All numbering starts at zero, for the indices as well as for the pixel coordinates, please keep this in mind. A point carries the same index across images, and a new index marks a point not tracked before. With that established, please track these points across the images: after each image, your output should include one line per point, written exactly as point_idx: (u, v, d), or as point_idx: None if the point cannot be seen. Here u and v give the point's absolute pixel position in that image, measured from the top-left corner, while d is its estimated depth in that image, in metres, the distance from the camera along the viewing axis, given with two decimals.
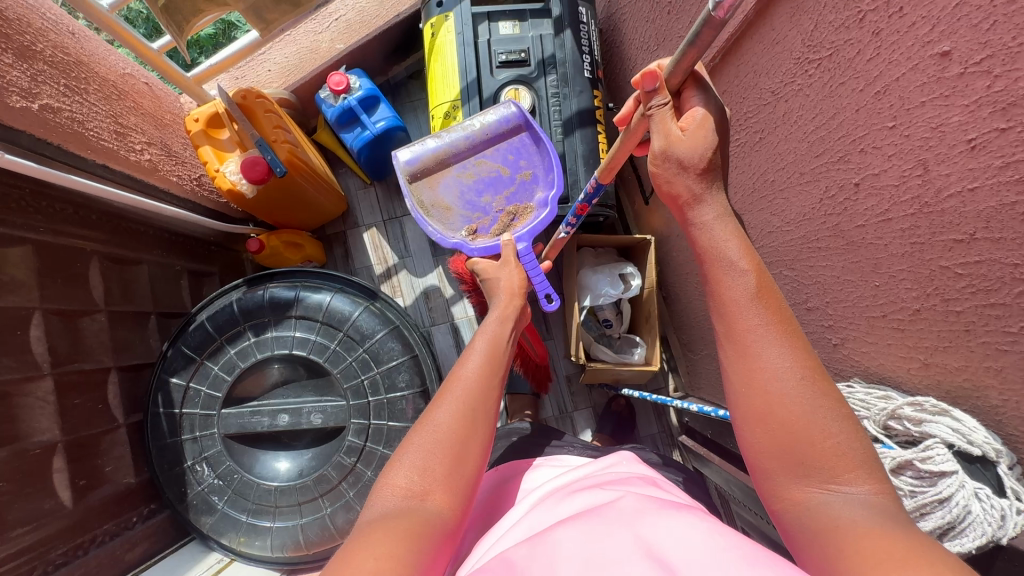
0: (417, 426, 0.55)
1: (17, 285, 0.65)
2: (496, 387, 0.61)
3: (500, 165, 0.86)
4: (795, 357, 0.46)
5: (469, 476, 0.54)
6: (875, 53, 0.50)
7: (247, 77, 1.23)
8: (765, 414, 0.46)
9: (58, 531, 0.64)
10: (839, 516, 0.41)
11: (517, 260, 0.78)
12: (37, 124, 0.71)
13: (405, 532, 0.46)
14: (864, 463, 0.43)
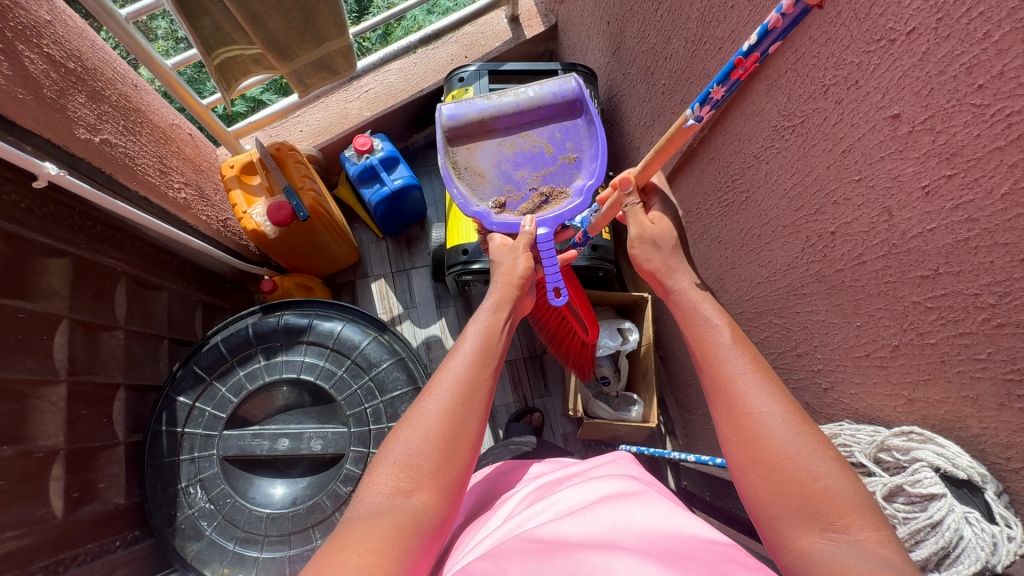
0: (405, 418, 0.58)
1: (53, 293, 0.69)
2: (485, 378, 0.63)
3: (545, 143, 0.92)
4: (780, 402, 0.51)
5: (456, 470, 0.56)
6: (839, 118, 0.59)
7: (281, 136, 1.34)
8: (763, 458, 0.48)
9: (44, 541, 0.64)
10: (838, 560, 0.41)
11: (528, 246, 0.82)
12: (96, 155, 0.79)
13: (390, 534, 0.48)
14: (860, 505, 0.44)
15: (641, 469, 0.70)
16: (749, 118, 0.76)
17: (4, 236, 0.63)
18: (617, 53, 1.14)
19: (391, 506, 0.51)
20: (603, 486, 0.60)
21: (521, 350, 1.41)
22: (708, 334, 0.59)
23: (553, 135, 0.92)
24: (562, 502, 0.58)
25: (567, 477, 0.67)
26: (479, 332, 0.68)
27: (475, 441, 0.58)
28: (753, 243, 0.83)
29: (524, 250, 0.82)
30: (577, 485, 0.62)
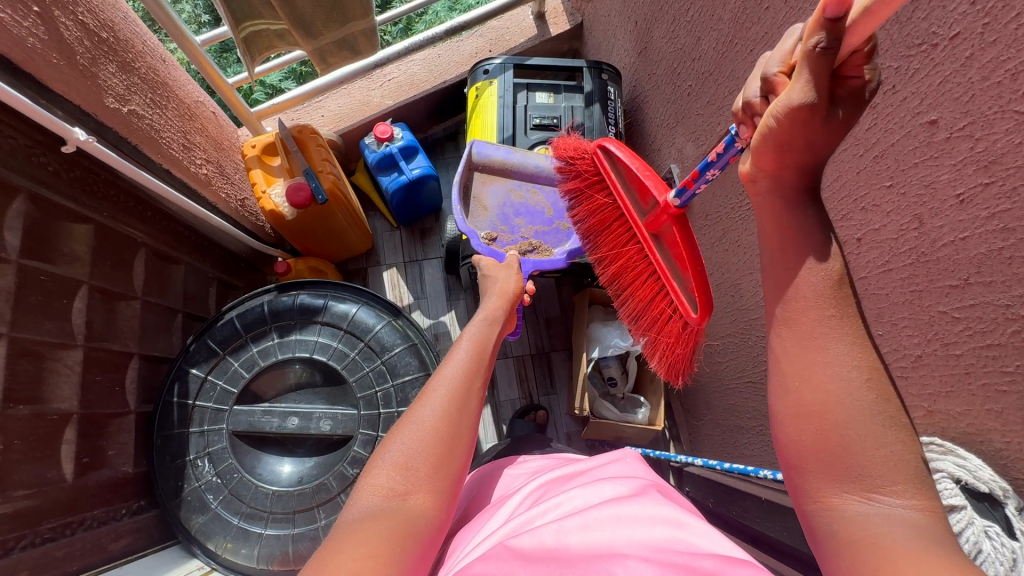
0: (401, 422, 0.59)
1: (74, 258, 0.70)
2: (477, 385, 0.64)
3: (549, 205, 1.00)
4: (859, 357, 0.44)
5: (451, 473, 0.57)
6: (873, 123, 0.58)
7: (303, 120, 1.35)
8: (814, 412, 0.44)
9: (53, 503, 0.64)
10: (872, 526, 0.40)
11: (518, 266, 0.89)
12: (123, 125, 0.79)
13: (391, 533, 0.48)
14: (913, 472, 0.41)
15: (639, 464, 0.70)
16: None
17: (30, 198, 0.63)
18: (643, 53, 1.14)
19: (388, 508, 0.51)
20: (601, 485, 0.60)
21: (529, 347, 1.41)
22: (788, 273, 0.47)
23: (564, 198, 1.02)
24: (558, 500, 0.58)
25: (564, 474, 0.68)
26: (472, 340, 0.70)
27: (469, 444, 0.60)
28: None
29: (516, 269, 0.88)
30: (575, 484, 0.63)
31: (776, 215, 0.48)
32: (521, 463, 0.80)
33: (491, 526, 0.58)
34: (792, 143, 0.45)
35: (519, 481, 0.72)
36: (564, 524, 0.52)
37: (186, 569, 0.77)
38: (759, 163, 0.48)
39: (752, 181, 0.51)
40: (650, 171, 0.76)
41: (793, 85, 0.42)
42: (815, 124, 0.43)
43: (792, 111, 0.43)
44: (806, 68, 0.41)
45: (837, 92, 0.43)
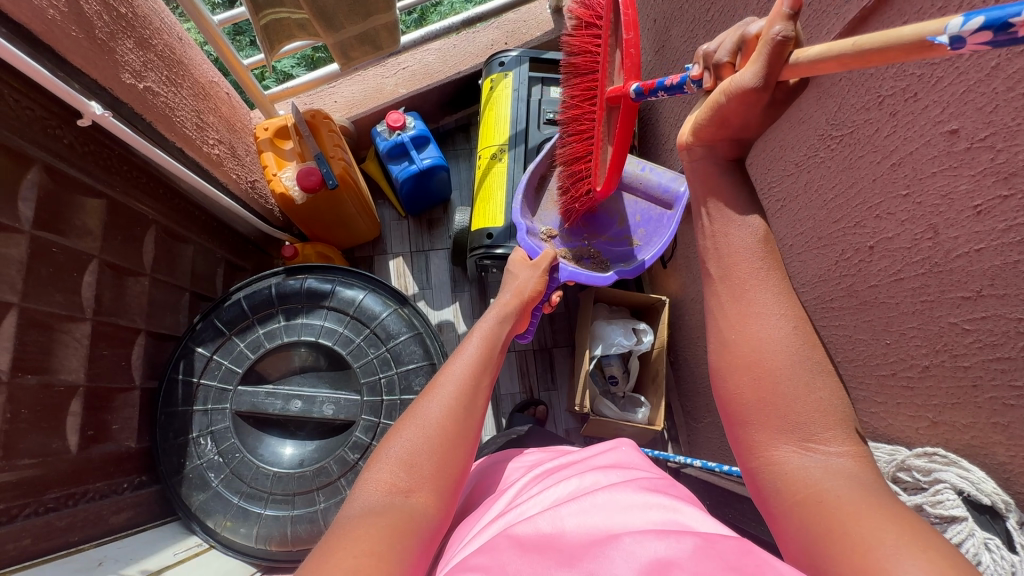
0: (406, 418, 0.60)
1: (85, 232, 0.70)
2: (484, 384, 0.67)
3: (622, 215, 1.10)
4: (785, 308, 0.47)
5: (454, 470, 0.57)
6: (892, 130, 0.58)
7: (316, 105, 1.35)
8: (750, 363, 0.46)
9: (57, 474, 0.65)
10: (811, 478, 0.42)
11: (542, 269, 0.92)
12: (138, 100, 0.79)
13: (392, 529, 0.48)
14: (843, 420, 0.44)
15: (633, 453, 0.71)
16: (793, 125, 0.75)
17: (44, 169, 0.63)
18: (661, 51, 1.13)
19: (389, 504, 0.51)
20: (596, 473, 0.61)
21: (531, 342, 1.41)
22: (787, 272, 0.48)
23: (635, 216, 1.10)
24: (554, 488, 0.59)
25: (560, 464, 0.69)
26: (482, 338, 0.74)
27: (474, 440, 0.61)
28: (783, 253, 0.82)
29: (540, 270, 0.92)
30: (570, 472, 0.64)
31: (707, 180, 0.53)
32: (521, 455, 0.80)
33: (489, 516, 0.59)
34: (733, 120, 0.50)
35: (516, 473, 0.72)
36: (566, 513, 0.52)
37: (185, 546, 0.78)
38: (697, 134, 0.54)
39: (688, 148, 0.56)
40: (628, 5, 0.67)
41: (748, 66, 0.46)
42: (757, 106, 0.48)
43: (744, 91, 0.47)
44: (765, 52, 0.45)
45: (775, 93, 0.48)
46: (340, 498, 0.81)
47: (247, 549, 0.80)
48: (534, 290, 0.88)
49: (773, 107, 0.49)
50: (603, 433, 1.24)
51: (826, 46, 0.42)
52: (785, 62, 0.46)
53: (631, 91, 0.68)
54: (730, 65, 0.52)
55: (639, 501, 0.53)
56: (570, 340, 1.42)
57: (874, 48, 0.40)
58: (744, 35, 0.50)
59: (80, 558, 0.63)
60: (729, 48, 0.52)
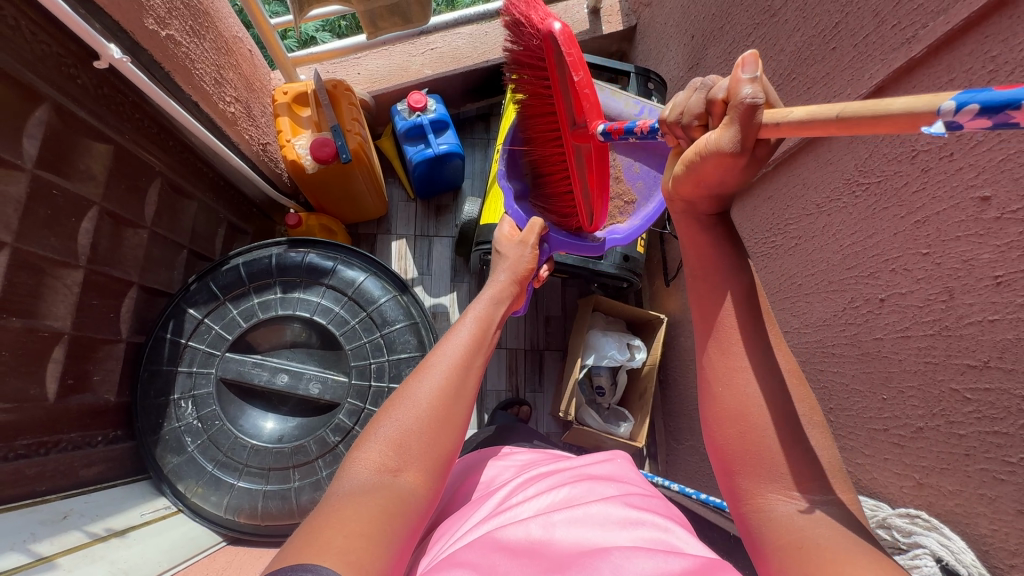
0: (398, 399, 0.59)
1: (89, 177, 0.68)
2: (478, 366, 0.67)
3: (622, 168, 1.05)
4: None
5: (443, 451, 0.57)
6: (921, 187, 0.57)
7: (338, 75, 1.32)
8: (752, 415, 0.48)
9: (31, 420, 0.63)
10: (796, 524, 0.43)
11: (534, 243, 0.90)
12: (158, 48, 0.76)
13: (384, 508, 0.48)
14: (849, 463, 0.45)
15: (627, 467, 0.71)
16: (820, 166, 0.74)
17: (54, 108, 0.62)
18: (694, 69, 1.12)
19: (378, 483, 0.50)
20: (592, 483, 0.61)
21: (524, 341, 1.40)
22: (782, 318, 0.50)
23: (634, 167, 1.05)
24: (547, 491, 0.59)
25: (552, 466, 0.68)
26: (475, 320, 0.74)
27: (464, 419, 0.61)
28: (790, 292, 0.82)
29: (531, 247, 0.90)
30: (564, 477, 0.63)
31: (688, 230, 0.55)
32: (508, 455, 0.79)
33: (478, 514, 0.59)
34: (710, 180, 0.49)
35: (505, 472, 0.72)
36: (563, 523, 0.51)
37: (153, 507, 0.77)
38: (679, 189, 0.53)
39: (672, 198, 0.56)
40: (573, 44, 0.67)
41: (722, 130, 0.45)
42: (733, 169, 0.47)
43: (720, 155, 0.46)
44: (735, 118, 0.44)
45: (756, 151, 0.46)
46: (315, 479, 0.80)
47: (215, 518, 0.80)
48: (527, 269, 0.88)
49: (752, 167, 0.48)
50: (584, 442, 1.23)
51: (805, 112, 0.40)
52: (757, 125, 0.44)
53: (598, 134, 0.70)
54: (700, 126, 0.50)
55: (632, 516, 0.53)
56: (563, 345, 1.41)
57: (853, 118, 0.37)
58: (711, 99, 0.47)
59: (45, 509, 0.62)
60: (698, 111, 0.49)
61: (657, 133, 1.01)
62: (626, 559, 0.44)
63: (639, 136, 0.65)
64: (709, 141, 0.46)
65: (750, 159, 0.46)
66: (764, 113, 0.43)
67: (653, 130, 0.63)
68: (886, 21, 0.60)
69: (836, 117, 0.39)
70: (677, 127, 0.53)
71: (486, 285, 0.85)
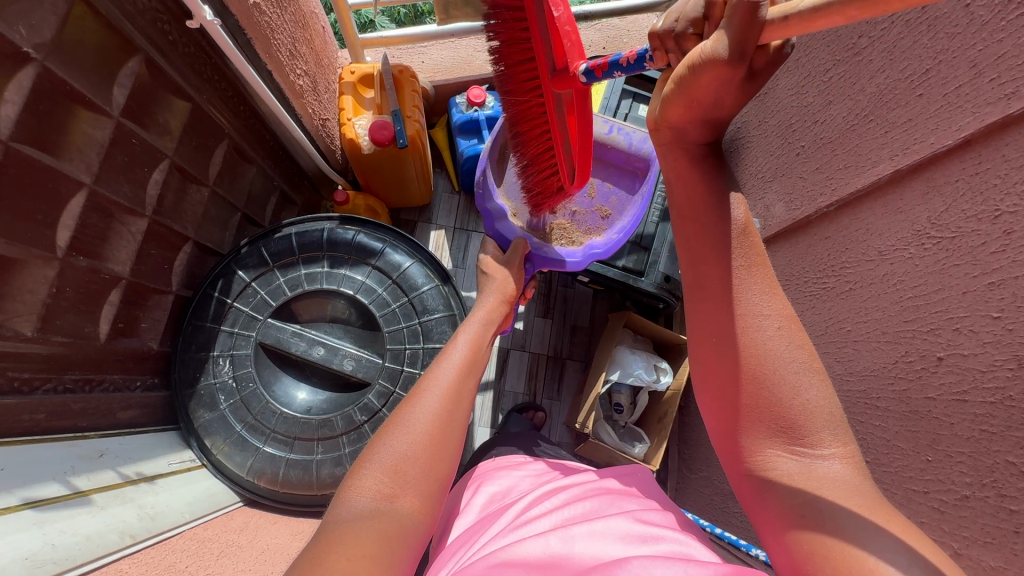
0: (392, 424, 0.59)
1: (165, 131, 0.70)
2: (469, 386, 0.68)
3: (594, 188, 1.17)
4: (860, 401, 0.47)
5: (439, 477, 0.57)
6: (1000, 249, 0.54)
7: (402, 61, 1.34)
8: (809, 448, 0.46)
9: (81, 357, 0.65)
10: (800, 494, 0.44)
11: (519, 263, 0.95)
12: (244, 15, 0.77)
13: (383, 533, 0.47)
14: (831, 423, 0.47)
15: (649, 482, 0.70)
16: (888, 213, 0.72)
17: (145, 61, 0.64)
18: (761, 98, 1.10)
19: (378, 510, 0.50)
20: (609, 498, 0.60)
21: (547, 347, 1.40)
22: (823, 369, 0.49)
23: (606, 186, 1.17)
24: (564, 505, 0.58)
25: (571, 479, 0.68)
26: (469, 341, 0.75)
27: (458, 445, 0.62)
28: (838, 336, 0.80)
29: (516, 266, 0.95)
30: (582, 490, 0.63)
31: (679, 165, 0.60)
32: (524, 465, 0.79)
33: (494, 527, 0.58)
34: (704, 96, 0.53)
35: (522, 483, 0.71)
36: (580, 539, 0.50)
37: (179, 458, 0.79)
38: (668, 113, 0.57)
39: (659, 129, 0.60)
40: (561, 0, 0.68)
41: (719, 36, 0.48)
42: (729, 80, 0.50)
43: (717, 62, 0.49)
44: (735, 19, 0.46)
45: (755, 60, 0.50)
46: (337, 455, 0.81)
47: (235, 478, 0.81)
48: (515, 289, 0.92)
49: (750, 78, 0.51)
50: (595, 457, 1.22)
51: (818, 1, 0.42)
52: (760, 27, 0.46)
53: (580, 74, 0.68)
54: (694, 35, 0.54)
55: (652, 531, 0.52)
56: (587, 357, 1.40)
57: (871, 1, 0.40)
58: (709, 3, 0.50)
59: (84, 444, 0.65)
60: (693, 17, 0.53)
61: (626, 148, 1.13)
62: (645, 568, 0.43)
63: (626, 68, 0.65)
64: (704, 49, 0.49)
65: (745, 70, 0.49)
66: (769, 10, 0.45)
67: (641, 57, 0.63)
68: (983, 73, 0.57)
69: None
70: (669, 39, 0.56)
71: (476, 306, 0.87)
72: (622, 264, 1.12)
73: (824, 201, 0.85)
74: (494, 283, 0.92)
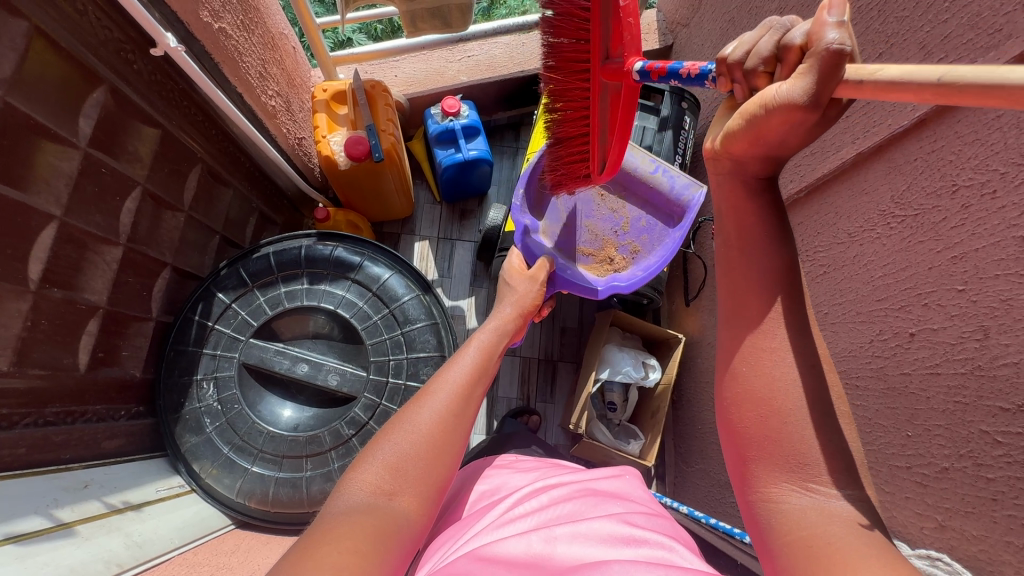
0: (399, 422, 0.59)
1: (136, 159, 0.71)
2: (477, 392, 0.68)
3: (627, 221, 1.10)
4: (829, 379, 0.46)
5: (439, 478, 0.57)
6: (960, 223, 0.55)
7: (376, 76, 1.35)
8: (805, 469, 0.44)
9: (61, 389, 0.65)
10: (808, 521, 0.42)
11: (542, 282, 0.94)
12: (211, 40, 0.77)
13: (376, 528, 0.47)
14: (847, 466, 0.44)
15: (635, 484, 0.70)
16: (855, 195, 0.73)
17: (110, 91, 0.64)
18: None
19: (374, 505, 0.50)
20: (596, 500, 0.60)
21: (538, 351, 1.40)
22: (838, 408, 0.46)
23: (639, 220, 1.09)
24: (551, 507, 0.58)
25: (560, 478, 0.68)
26: (479, 349, 0.75)
27: (461, 446, 0.61)
28: (816, 320, 0.81)
29: (539, 283, 0.94)
30: (570, 491, 0.63)
31: (734, 198, 0.52)
32: (511, 465, 0.79)
33: (480, 525, 0.58)
34: (771, 135, 0.47)
35: (512, 480, 0.71)
36: (565, 543, 0.50)
37: (168, 484, 0.79)
38: (727, 145, 0.51)
39: (714, 155, 0.54)
40: None
41: (798, 79, 0.43)
42: (799, 125, 0.45)
43: (789, 106, 0.44)
44: (818, 66, 0.42)
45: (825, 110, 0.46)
46: (327, 471, 0.81)
47: (225, 500, 0.81)
48: (533, 304, 0.91)
49: (821, 123, 0.46)
50: (592, 457, 1.22)
51: (899, 71, 0.39)
52: (839, 78, 0.42)
53: (636, 72, 0.65)
54: (765, 73, 0.48)
55: (634, 534, 0.52)
56: (577, 357, 1.41)
57: (960, 82, 0.36)
58: (785, 45, 0.45)
59: (68, 476, 0.64)
60: (765, 54, 0.47)
61: (669, 191, 1.06)
62: (624, 570, 0.43)
63: (683, 79, 0.61)
64: (778, 93, 0.44)
65: (817, 117, 0.44)
66: (847, 68, 0.42)
67: (701, 74, 0.58)
68: (932, 53, 0.59)
69: (936, 81, 0.38)
70: (738, 69, 0.50)
71: (492, 315, 0.87)
72: None
73: (794, 188, 0.87)
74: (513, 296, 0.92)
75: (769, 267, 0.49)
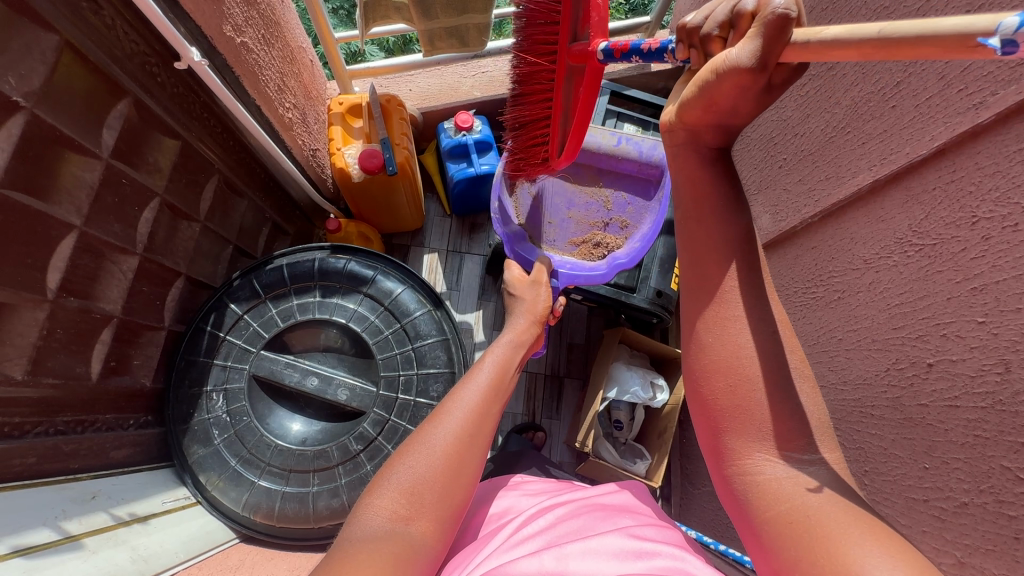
0: (414, 443, 0.59)
1: (155, 169, 0.72)
2: (493, 411, 0.67)
3: (608, 200, 1.13)
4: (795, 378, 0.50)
5: (457, 502, 0.56)
6: (980, 254, 0.55)
7: (391, 90, 1.37)
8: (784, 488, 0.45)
9: (72, 398, 0.65)
10: (783, 491, 0.45)
11: (546, 284, 0.95)
12: (232, 53, 0.78)
13: (395, 555, 0.47)
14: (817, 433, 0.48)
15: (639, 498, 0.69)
16: (870, 222, 0.73)
17: (134, 103, 0.65)
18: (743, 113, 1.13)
19: (392, 532, 0.50)
20: (606, 516, 0.59)
21: (544, 367, 1.39)
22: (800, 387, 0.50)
23: (619, 195, 1.13)
24: (561, 524, 0.58)
25: (568, 496, 0.67)
26: (495, 363, 0.75)
27: (478, 465, 0.61)
28: (829, 345, 0.81)
29: (545, 286, 0.95)
30: (579, 507, 0.62)
31: (689, 168, 0.57)
32: (520, 486, 0.78)
33: (491, 548, 0.57)
34: (722, 103, 0.52)
35: (521, 502, 0.70)
36: (579, 559, 0.49)
37: (173, 496, 0.78)
38: (683, 115, 0.56)
39: (673, 126, 0.59)
40: None
41: (745, 44, 0.47)
42: (749, 88, 0.49)
43: (738, 70, 0.48)
44: (763, 31, 0.46)
45: (774, 75, 0.49)
46: (333, 486, 0.80)
47: (231, 514, 0.81)
48: (545, 310, 0.92)
49: (767, 91, 0.50)
50: (597, 476, 1.21)
51: (843, 30, 0.42)
52: (785, 43, 0.46)
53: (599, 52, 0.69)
54: (718, 38, 0.53)
55: (647, 548, 0.51)
56: (583, 374, 1.40)
57: (901, 36, 0.39)
58: (739, 13, 0.50)
59: (74, 487, 0.64)
60: (721, 21, 0.52)
61: (637, 158, 1.10)
62: None
63: (646, 54, 0.66)
64: (729, 59, 0.48)
65: (764, 82, 0.49)
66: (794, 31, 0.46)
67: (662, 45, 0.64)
68: (952, 84, 0.59)
69: (881, 34, 0.40)
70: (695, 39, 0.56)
71: (508, 328, 0.88)
72: (613, 281, 1.13)
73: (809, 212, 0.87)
74: (522, 307, 0.92)
75: (725, 233, 0.53)
